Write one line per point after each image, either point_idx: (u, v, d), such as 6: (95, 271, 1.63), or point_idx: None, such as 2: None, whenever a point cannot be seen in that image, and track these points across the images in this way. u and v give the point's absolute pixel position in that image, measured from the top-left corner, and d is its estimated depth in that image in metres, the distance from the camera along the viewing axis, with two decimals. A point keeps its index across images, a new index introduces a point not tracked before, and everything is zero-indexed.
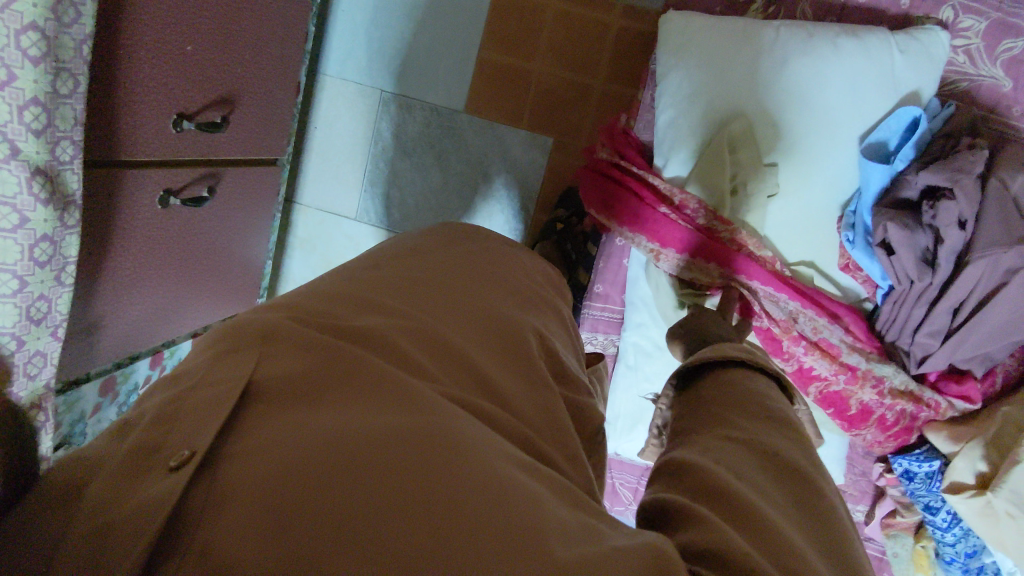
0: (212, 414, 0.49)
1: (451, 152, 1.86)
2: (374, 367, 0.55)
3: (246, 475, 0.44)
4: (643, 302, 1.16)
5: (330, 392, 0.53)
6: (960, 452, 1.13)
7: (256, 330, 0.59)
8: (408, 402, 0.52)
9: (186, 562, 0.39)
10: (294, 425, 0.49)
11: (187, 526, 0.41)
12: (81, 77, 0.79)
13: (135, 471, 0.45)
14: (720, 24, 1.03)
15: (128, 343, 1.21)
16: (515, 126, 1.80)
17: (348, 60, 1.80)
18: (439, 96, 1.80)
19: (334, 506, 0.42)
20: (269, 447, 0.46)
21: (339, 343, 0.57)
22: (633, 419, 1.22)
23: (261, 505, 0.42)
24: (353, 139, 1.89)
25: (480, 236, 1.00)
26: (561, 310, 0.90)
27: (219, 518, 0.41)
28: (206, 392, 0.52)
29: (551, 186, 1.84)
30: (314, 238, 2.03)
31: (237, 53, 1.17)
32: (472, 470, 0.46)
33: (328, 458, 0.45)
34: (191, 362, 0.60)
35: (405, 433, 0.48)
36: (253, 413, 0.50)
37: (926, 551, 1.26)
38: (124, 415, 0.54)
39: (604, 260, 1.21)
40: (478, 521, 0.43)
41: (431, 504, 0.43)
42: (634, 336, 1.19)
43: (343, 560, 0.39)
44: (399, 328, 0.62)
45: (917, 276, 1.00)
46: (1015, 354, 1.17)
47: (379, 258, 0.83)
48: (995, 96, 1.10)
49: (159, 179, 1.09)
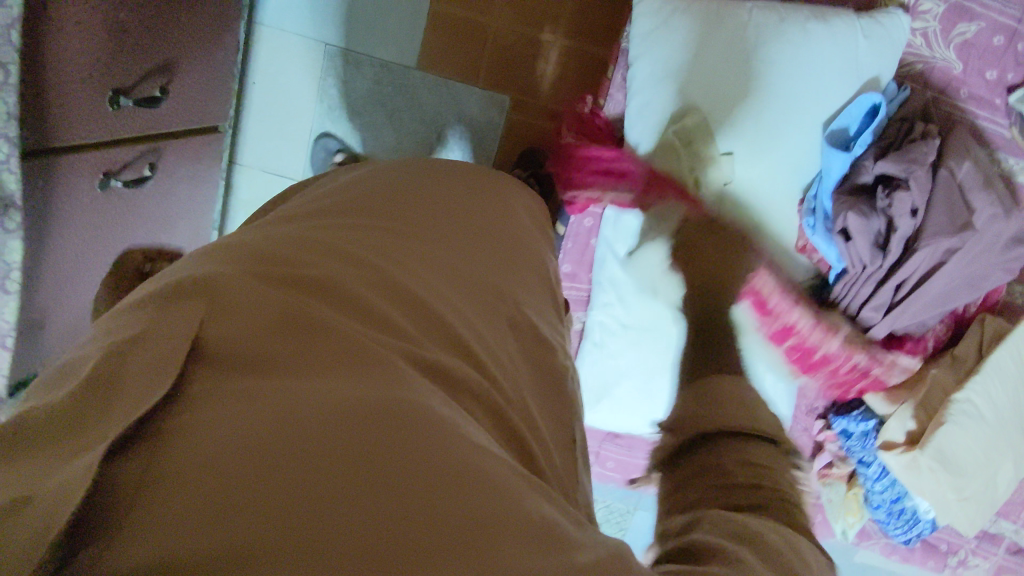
0: (156, 378, 0.44)
1: (404, 111, 1.75)
2: (337, 336, 0.52)
3: (189, 455, 0.40)
4: (610, 282, 1.17)
5: (289, 356, 0.49)
6: (894, 413, 1.25)
7: (197, 279, 0.54)
8: (374, 380, 0.49)
9: (108, 553, 0.35)
10: (247, 393, 0.45)
11: (115, 509, 0.37)
12: (12, 66, 0.70)
13: (71, 441, 0.40)
14: (693, 4, 1.01)
15: (74, 333, 1.14)
16: (471, 84, 1.73)
17: (288, 8, 1.66)
18: (390, 52, 1.70)
19: (285, 493, 0.39)
20: (221, 417, 0.43)
21: (299, 304, 0.54)
22: (598, 393, 1.26)
23: (204, 487, 0.38)
24: (297, 94, 1.76)
25: (452, 175, 0.96)
26: (540, 263, 0.91)
27: (163, 496, 0.38)
28: (145, 350, 0.46)
29: (510, 146, 1.79)
30: (258, 201, 1.90)
31: (178, 17, 1.06)
32: (440, 455, 0.44)
33: (284, 436, 0.42)
34: (137, 300, 0.54)
35: (368, 408, 0.46)
36: (203, 378, 0.46)
37: (856, 496, 1.40)
38: (56, 374, 0.48)
39: (571, 240, 1.22)
40: (440, 504, 0.41)
41: (392, 493, 0.41)
42: (600, 314, 1.20)
43: (294, 551, 0.36)
44: (366, 288, 0.60)
45: (869, 259, 1.06)
46: (945, 322, 1.27)
47: (340, 203, 0.78)
48: (946, 78, 1.14)
49: (95, 162, 1.00)
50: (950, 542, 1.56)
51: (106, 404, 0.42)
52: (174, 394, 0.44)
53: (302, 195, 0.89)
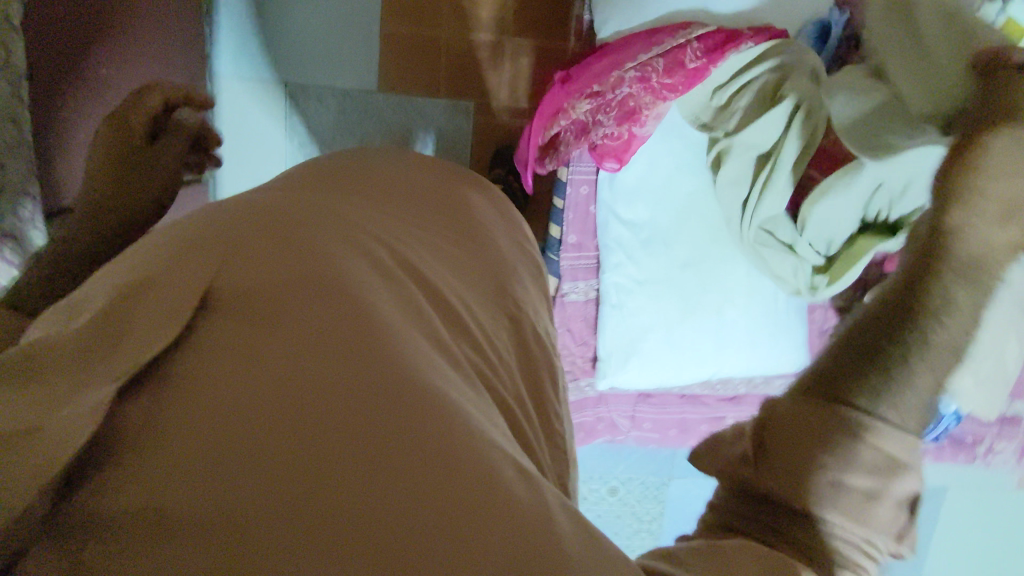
0: (166, 323, 0.45)
1: (373, 133, 1.78)
2: (338, 308, 0.51)
3: (190, 405, 0.42)
4: (617, 243, 1.31)
5: (287, 320, 0.49)
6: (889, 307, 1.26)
7: (201, 238, 0.56)
8: (377, 357, 0.49)
9: (103, 502, 0.38)
10: (250, 352, 0.46)
11: (122, 453, 0.39)
12: None
13: (81, 367, 0.40)
14: None
15: None
16: (434, 95, 1.77)
17: (241, 53, 1.69)
18: (349, 79, 1.74)
19: (276, 460, 0.40)
20: (223, 371, 0.44)
21: (311, 264, 0.55)
22: (625, 351, 1.33)
23: (200, 438, 0.40)
24: (265, 139, 1.77)
25: (453, 171, 0.96)
26: (531, 257, 0.91)
27: (164, 446, 0.40)
28: (156, 292, 0.47)
29: (481, 149, 1.84)
30: None
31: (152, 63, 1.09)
32: (432, 441, 0.44)
33: (283, 401, 0.43)
34: (154, 246, 0.57)
35: (367, 392, 0.46)
36: (210, 325, 0.47)
37: None
38: (73, 301, 0.50)
39: (573, 211, 1.36)
40: (423, 493, 0.42)
41: (383, 467, 0.42)
42: (614, 276, 1.32)
43: (271, 522, 0.38)
44: (363, 265, 0.59)
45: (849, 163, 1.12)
46: None
47: (334, 179, 0.79)
48: None
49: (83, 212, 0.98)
50: (975, 433, 1.63)
51: (114, 340, 0.42)
52: (178, 340, 0.46)
53: (305, 161, 0.90)
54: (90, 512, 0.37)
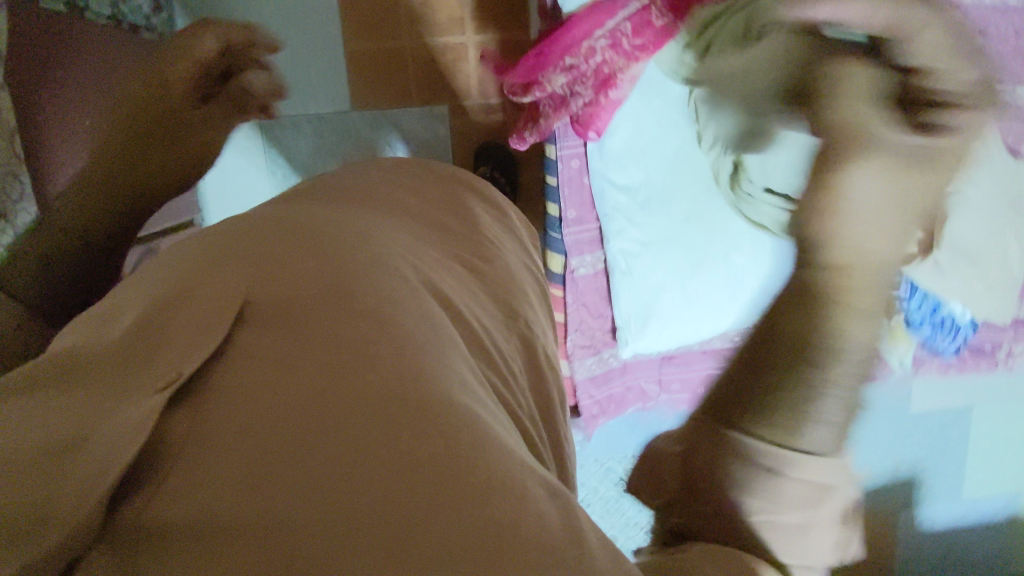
0: (201, 336, 0.43)
1: (353, 153, 1.79)
2: (373, 324, 0.48)
3: (230, 416, 0.39)
4: (616, 211, 1.33)
5: (324, 332, 0.46)
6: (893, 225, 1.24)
7: (230, 249, 0.54)
8: (422, 375, 0.45)
9: (145, 518, 0.35)
10: (288, 362, 0.43)
11: (164, 465, 0.37)
12: None
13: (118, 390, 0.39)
14: None
15: None
16: (406, 104, 1.79)
17: None
18: (320, 103, 1.75)
19: (320, 484, 0.37)
20: (262, 381, 0.41)
21: (343, 277, 0.52)
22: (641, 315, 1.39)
23: (243, 452, 0.37)
24: (247, 176, 1.78)
25: (477, 189, 0.96)
26: (542, 286, 0.91)
27: (209, 459, 0.37)
28: (189, 310, 0.45)
29: (462, 150, 1.85)
30: None
31: None
32: (484, 466, 0.41)
33: (328, 417, 0.40)
34: (184, 254, 0.56)
35: (412, 413, 0.42)
36: (248, 335, 0.44)
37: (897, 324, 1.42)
38: (106, 312, 0.49)
39: (568, 186, 1.35)
40: (476, 530, 0.37)
41: (434, 497, 0.38)
42: (619, 243, 1.36)
43: (316, 550, 0.35)
44: (393, 280, 0.55)
45: None
46: None
47: (351, 192, 0.77)
48: None
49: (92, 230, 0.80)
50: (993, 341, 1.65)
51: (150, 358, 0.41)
52: (216, 352, 0.42)
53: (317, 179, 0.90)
54: (137, 520, 0.34)
